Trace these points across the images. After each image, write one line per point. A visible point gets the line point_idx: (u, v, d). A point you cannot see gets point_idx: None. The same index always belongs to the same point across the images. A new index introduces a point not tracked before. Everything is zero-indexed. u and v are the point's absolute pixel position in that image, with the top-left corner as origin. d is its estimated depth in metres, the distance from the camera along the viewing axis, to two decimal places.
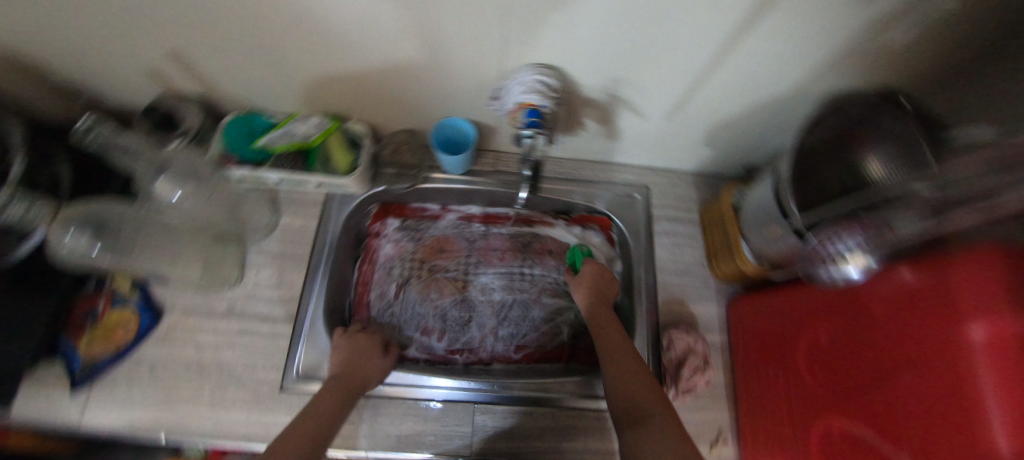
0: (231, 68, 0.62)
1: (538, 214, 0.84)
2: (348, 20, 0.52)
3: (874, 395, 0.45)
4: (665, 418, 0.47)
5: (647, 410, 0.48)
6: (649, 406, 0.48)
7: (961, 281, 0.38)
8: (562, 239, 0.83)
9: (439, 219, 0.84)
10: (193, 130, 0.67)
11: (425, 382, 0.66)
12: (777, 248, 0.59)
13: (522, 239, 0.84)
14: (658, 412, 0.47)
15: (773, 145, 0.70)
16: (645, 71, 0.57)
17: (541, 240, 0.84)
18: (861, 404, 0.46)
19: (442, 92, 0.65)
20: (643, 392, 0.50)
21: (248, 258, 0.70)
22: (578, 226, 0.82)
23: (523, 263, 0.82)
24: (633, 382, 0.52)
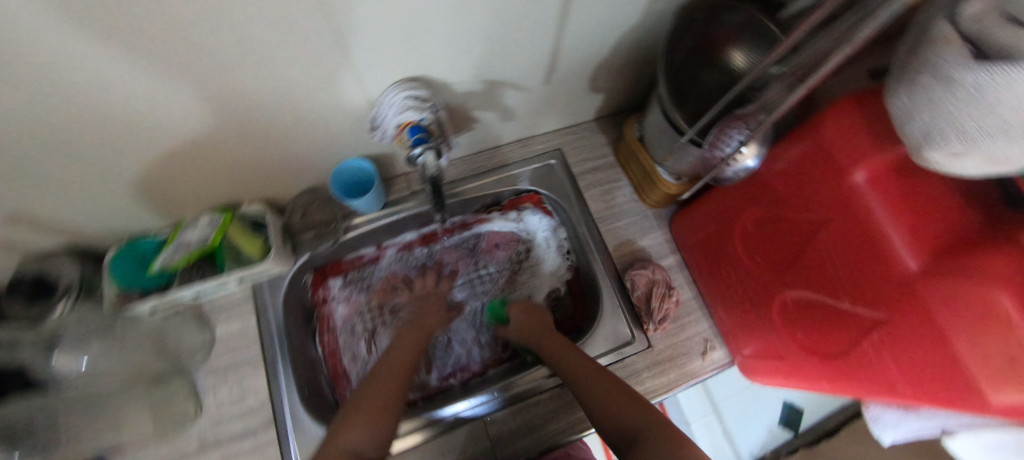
0: (86, 203, 0.56)
1: (472, 215, 0.85)
2: (184, 109, 0.48)
3: (800, 262, 0.50)
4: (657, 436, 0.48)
5: (635, 429, 0.50)
6: (635, 428, 0.50)
7: (833, 137, 0.44)
8: (504, 229, 0.86)
9: (379, 260, 0.83)
10: (75, 283, 0.60)
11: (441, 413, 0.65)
12: (686, 161, 0.63)
13: (467, 243, 0.87)
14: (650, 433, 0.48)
15: (650, 68, 0.73)
16: (506, 49, 0.57)
17: (484, 239, 0.87)
18: (793, 273, 0.51)
19: (321, 142, 0.62)
20: (628, 415, 0.51)
21: (198, 383, 0.64)
22: (513, 211, 0.84)
23: (477, 267, 0.86)
24: (614, 408, 0.53)
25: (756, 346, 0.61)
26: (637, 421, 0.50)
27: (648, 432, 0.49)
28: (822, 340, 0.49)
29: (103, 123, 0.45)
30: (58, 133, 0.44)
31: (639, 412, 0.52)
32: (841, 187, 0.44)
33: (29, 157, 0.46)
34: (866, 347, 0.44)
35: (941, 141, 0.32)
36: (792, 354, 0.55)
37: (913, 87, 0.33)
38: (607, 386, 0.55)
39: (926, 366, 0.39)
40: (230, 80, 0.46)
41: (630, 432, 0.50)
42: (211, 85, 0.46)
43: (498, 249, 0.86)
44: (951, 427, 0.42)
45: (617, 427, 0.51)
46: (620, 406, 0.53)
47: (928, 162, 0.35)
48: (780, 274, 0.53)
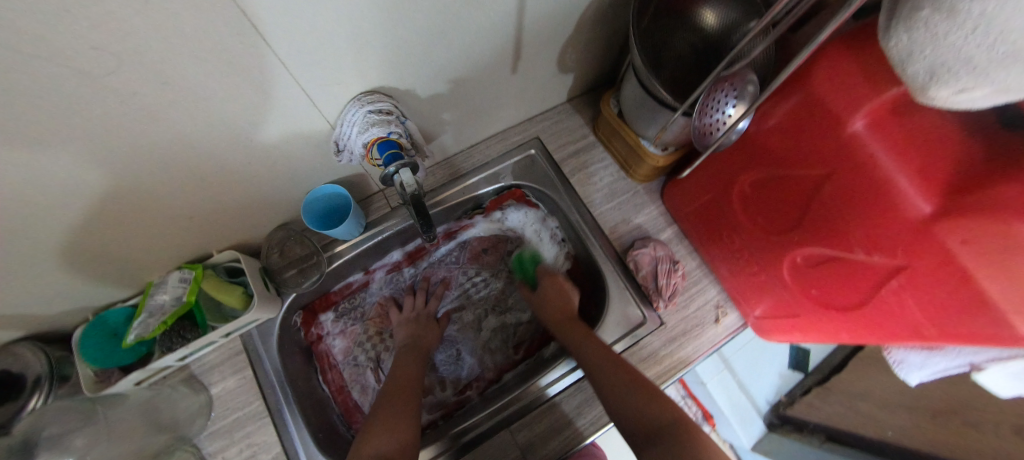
0: (37, 286, 0.51)
1: (455, 223, 0.82)
2: (119, 163, 0.42)
3: (808, 218, 0.48)
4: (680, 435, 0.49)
5: (656, 424, 0.50)
6: (659, 423, 0.50)
7: (824, 86, 0.42)
8: (487, 233, 0.84)
9: (369, 285, 0.81)
10: (44, 373, 0.55)
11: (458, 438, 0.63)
12: (672, 133, 0.59)
13: (453, 255, 0.85)
14: (673, 429, 0.49)
15: (617, 40, 0.70)
16: (467, 44, 0.52)
17: (472, 245, 0.85)
18: (802, 230, 0.49)
19: (285, 174, 0.57)
20: (648, 410, 0.51)
21: (203, 449, 0.59)
22: (497, 211, 0.81)
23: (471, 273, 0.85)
24: (631, 401, 0.52)
25: (770, 307, 0.60)
26: (657, 417, 0.50)
27: (672, 430, 0.49)
28: (839, 293, 0.48)
29: (27, 193, 0.40)
30: None
31: (658, 405, 0.52)
32: (839, 137, 0.42)
33: None
34: (886, 295, 0.43)
35: (950, 76, 0.30)
36: (808, 311, 0.54)
37: (912, 22, 0.30)
38: (626, 380, 0.55)
39: (952, 307, 0.38)
40: (165, 122, 0.41)
41: (652, 428, 0.50)
42: (144, 130, 0.40)
43: (485, 254, 0.85)
44: (976, 361, 0.42)
45: (637, 423, 0.50)
46: (640, 398, 0.52)
47: (933, 99, 0.33)
48: (784, 234, 0.52)
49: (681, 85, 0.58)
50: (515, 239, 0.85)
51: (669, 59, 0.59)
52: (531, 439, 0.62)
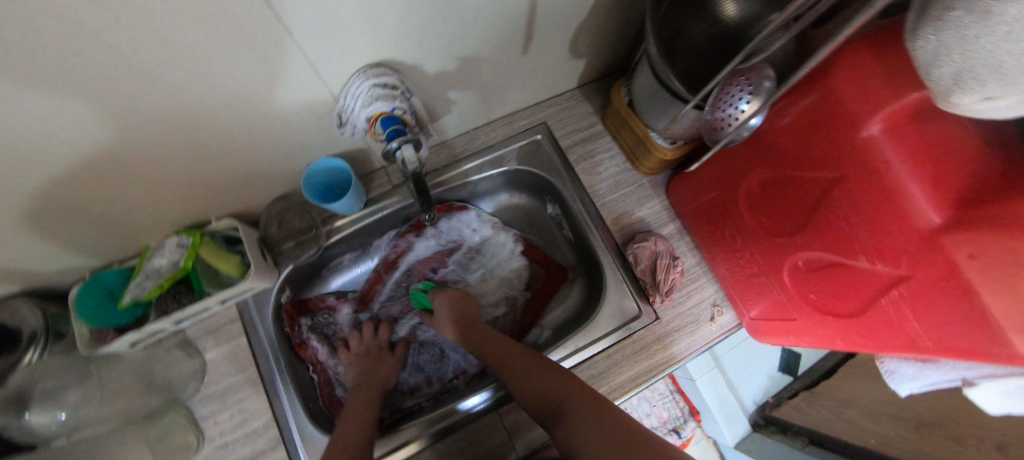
0: (34, 243, 0.51)
1: (390, 250, 0.79)
2: (116, 123, 0.42)
3: (824, 222, 0.46)
4: (577, 404, 0.52)
5: (557, 400, 0.53)
6: (557, 398, 0.53)
7: (840, 86, 0.40)
8: (430, 252, 0.80)
9: (339, 308, 0.78)
10: (42, 327, 0.56)
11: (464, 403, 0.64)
12: (682, 125, 0.58)
13: (403, 286, 0.80)
14: (571, 402, 0.52)
15: (633, 26, 0.68)
16: (478, 20, 0.51)
17: (417, 264, 0.80)
18: (818, 236, 0.47)
19: (284, 145, 0.57)
20: (544, 389, 0.54)
21: (196, 411, 0.60)
22: (428, 228, 0.78)
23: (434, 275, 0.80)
24: (535, 383, 0.55)
25: (768, 310, 0.60)
26: (561, 391, 0.53)
27: (569, 398, 0.52)
28: (841, 300, 0.48)
29: (24, 147, 0.39)
30: None
31: (554, 380, 0.54)
32: (854, 140, 0.40)
33: None
34: (885, 305, 0.43)
35: (975, 83, 0.29)
36: (805, 316, 0.53)
37: (942, 23, 0.29)
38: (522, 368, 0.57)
39: (954, 320, 0.38)
40: (163, 83, 0.40)
41: (551, 402, 0.53)
42: (142, 90, 0.40)
43: (437, 272, 0.80)
44: (968, 376, 0.42)
45: (540, 400, 0.54)
46: (539, 376, 0.55)
47: (956, 105, 0.32)
48: (787, 236, 0.51)
49: (696, 76, 0.57)
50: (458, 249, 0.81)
51: (685, 47, 0.57)
52: (517, 420, 0.62)
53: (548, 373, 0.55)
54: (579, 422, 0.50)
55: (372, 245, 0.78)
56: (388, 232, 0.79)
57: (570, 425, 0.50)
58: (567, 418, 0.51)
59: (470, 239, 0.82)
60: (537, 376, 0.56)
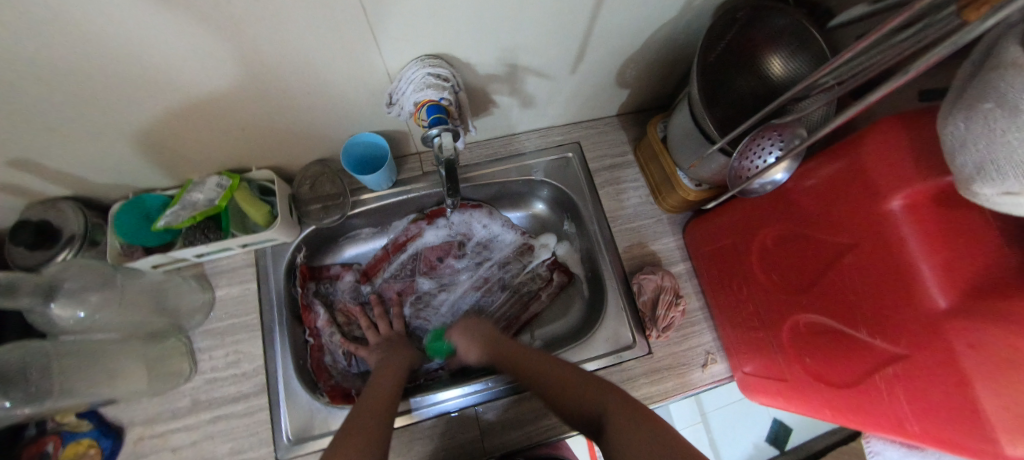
0: (95, 155, 0.56)
1: (402, 233, 0.80)
2: (194, 67, 0.46)
3: (836, 287, 0.46)
4: (621, 420, 0.48)
5: (600, 413, 0.50)
6: (600, 413, 0.50)
7: (872, 156, 0.41)
8: (439, 240, 0.82)
9: (340, 279, 0.79)
10: (79, 233, 0.59)
11: (439, 399, 0.64)
12: (709, 169, 0.60)
13: (408, 267, 0.81)
14: (613, 419, 0.48)
15: (683, 66, 0.70)
16: (535, 32, 0.54)
17: (424, 252, 0.81)
18: (828, 302, 0.47)
19: (336, 114, 0.61)
20: (590, 401, 0.52)
21: (195, 343, 0.65)
22: (442, 218, 0.80)
23: (441, 263, 0.81)
24: (577, 399, 0.53)
25: (761, 365, 0.59)
26: (602, 403, 0.51)
27: (611, 408, 0.50)
28: (834, 367, 0.48)
29: (116, 74, 0.44)
30: (68, 81, 0.44)
31: (597, 399, 0.52)
32: (875, 211, 0.41)
33: (33, 101, 0.45)
34: (878, 381, 0.43)
35: (996, 175, 0.30)
36: (796, 379, 0.53)
37: (973, 113, 0.30)
38: (570, 377, 0.56)
39: (941, 410, 0.38)
40: (247, 39, 0.44)
41: (595, 415, 0.51)
42: (225, 44, 0.44)
43: (443, 262, 0.81)
44: None
45: (585, 412, 0.52)
46: (585, 391, 0.54)
47: (977, 195, 0.33)
48: (794, 294, 0.51)
49: (730, 125, 0.59)
50: (466, 244, 0.83)
51: (726, 96, 0.59)
52: (493, 420, 0.64)
53: (594, 388, 0.53)
54: (619, 432, 0.46)
55: (372, 228, 0.81)
56: (401, 218, 0.81)
57: (612, 435, 0.46)
58: (610, 429, 0.47)
59: (480, 234, 0.83)
60: (582, 387, 0.54)
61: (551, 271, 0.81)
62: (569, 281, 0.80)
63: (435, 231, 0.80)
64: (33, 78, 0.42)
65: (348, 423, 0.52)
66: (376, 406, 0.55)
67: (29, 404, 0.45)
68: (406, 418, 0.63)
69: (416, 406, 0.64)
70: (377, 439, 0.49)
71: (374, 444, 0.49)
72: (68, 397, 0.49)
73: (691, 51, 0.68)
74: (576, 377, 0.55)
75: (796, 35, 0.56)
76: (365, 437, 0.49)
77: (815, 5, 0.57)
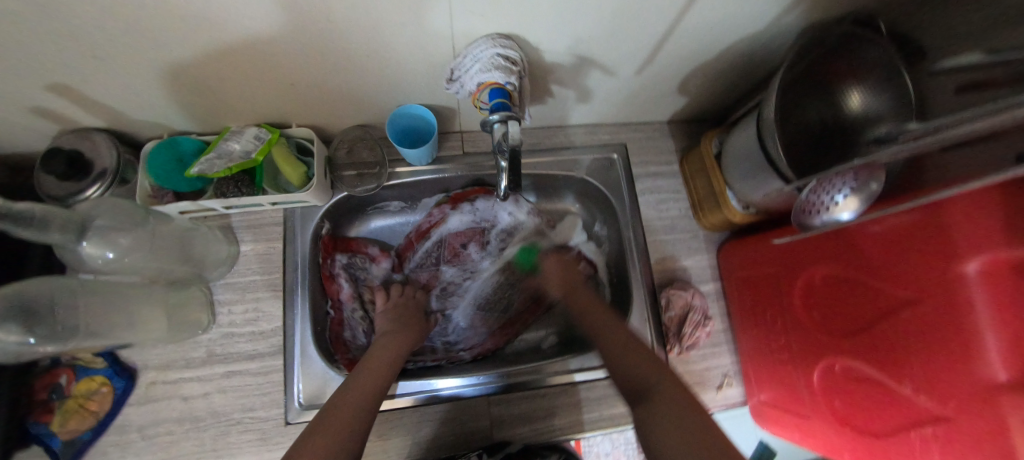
0: (138, 90, 0.54)
1: (426, 219, 0.77)
2: (239, 11, 0.42)
3: (886, 338, 0.45)
4: (671, 392, 0.46)
5: (647, 386, 0.49)
6: (646, 382, 0.49)
7: (956, 216, 0.39)
8: (462, 226, 0.78)
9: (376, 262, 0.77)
10: (111, 169, 0.57)
11: (433, 386, 0.64)
12: (763, 194, 0.58)
13: (433, 255, 0.78)
14: (661, 389, 0.47)
15: (749, 82, 0.67)
16: (614, 26, 0.50)
17: (449, 238, 0.78)
18: (875, 352, 0.46)
19: (389, 81, 0.58)
20: (642, 372, 0.50)
21: (215, 296, 0.64)
22: (467, 203, 0.76)
23: (464, 248, 0.78)
24: (632, 365, 0.52)
25: (782, 399, 0.60)
26: (652, 378, 0.49)
27: (660, 386, 0.47)
28: (868, 417, 0.47)
29: (178, 13, 0.42)
30: (122, 15, 0.41)
31: (648, 367, 0.51)
32: (946, 272, 0.39)
33: (84, 30, 0.42)
34: (913, 439, 0.42)
35: None
36: (820, 419, 0.54)
37: None
38: (633, 348, 0.54)
39: None
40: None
41: (639, 389, 0.49)
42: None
43: (466, 249, 0.78)
44: None
45: (631, 387, 0.50)
46: (636, 361, 0.52)
47: None
48: (836, 337, 0.50)
49: (796, 152, 0.56)
50: (491, 232, 0.79)
51: (794, 120, 0.57)
52: (503, 414, 0.64)
53: (649, 358, 0.52)
54: (665, 408, 0.44)
55: (401, 202, 0.79)
56: (432, 195, 0.79)
57: (654, 408, 0.45)
58: (651, 403, 0.46)
59: (504, 222, 0.79)
60: (641, 358, 0.52)
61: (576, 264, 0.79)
62: (593, 276, 0.78)
63: (460, 216, 0.77)
64: (89, 7, 0.40)
65: (342, 390, 0.51)
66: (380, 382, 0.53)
67: (52, 342, 0.43)
68: (400, 401, 0.63)
69: (411, 390, 0.63)
70: (364, 414, 0.48)
71: (359, 419, 0.47)
72: (92, 339, 0.48)
73: (762, 68, 0.65)
74: (630, 349, 0.54)
75: (882, 70, 0.53)
76: (356, 412, 0.48)
77: (908, 40, 0.53)
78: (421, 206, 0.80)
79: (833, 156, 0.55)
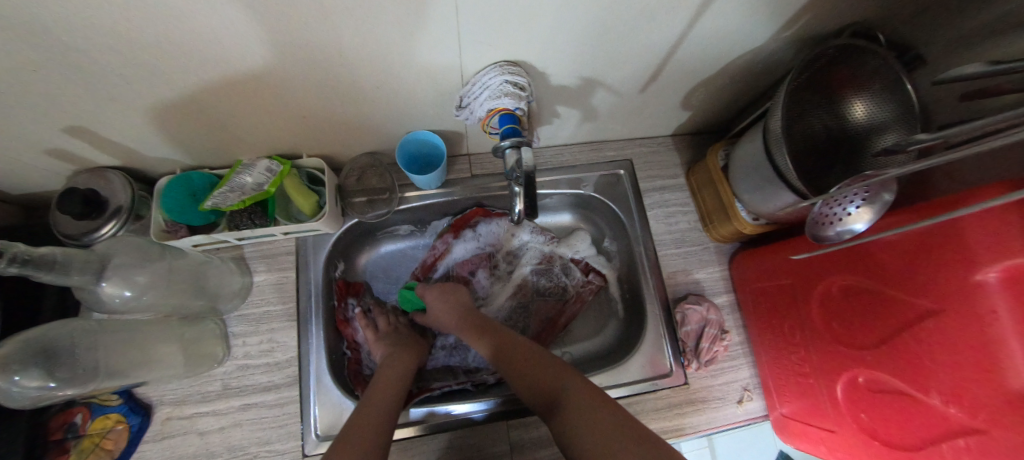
0: (153, 129, 0.55)
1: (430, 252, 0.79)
2: (254, 52, 0.43)
3: (908, 350, 0.44)
4: (575, 400, 0.49)
5: (555, 393, 0.51)
6: (553, 393, 0.51)
7: (972, 225, 0.39)
8: (468, 252, 0.80)
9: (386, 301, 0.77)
10: (126, 206, 0.58)
11: (449, 409, 0.64)
12: (773, 206, 0.59)
13: None
14: (571, 401, 0.49)
15: (751, 95, 0.68)
16: (617, 49, 0.52)
17: (457, 264, 0.80)
18: (899, 364, 0.45)
19: (398, 110, 0.59)
20: (543, 386, 0.53)
21: (229, 328, 0.64)
22: (468, 229, 0.78)
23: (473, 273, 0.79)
24: (532, 378, 0.54)
25: (805, 411, 0.59)
26: (561, 385, 0.52)
27: (571, 391, 0.50)
28: (897, 430, 0.46)
29: (196, 56, 0.43)
30: (140, 60, 0.42)
31: (551, 375, 0.53)
32: (965, 280, 0.39)
33: (103, 76, 0.44)
34: (945, 450, 0.42)
35: None
36: (846, 432, 0.53)
37: None
38: (525, 359, 0.57)
39: None
40: (333, 31, 0.42)
41: (549, 398, 0.52)
42: (304, 33, 0.42)
43: (476, 274, 0.79)
44: None
45: (540, 396, 0.53)
46: (537, 372, 0.55)
47: None
48: (858, 349, 0.50)
49: (804, 163, 0.56)
50: (498, 254, 0.81)
51: (801, 134, 0.57)
52: (523, 438, 0.63)
53: (550, 369, 0.54)
54: (579, 416, 0.47)
55: (410, 226, 0.79)
56: (439, 218, 0.79)
57: (567, 419, 0.48)
58: (565, 412, 0.49)
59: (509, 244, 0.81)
60: (540, 369, 0.55)
61: (586, 277, 0.78)
62: (603, 288, 0.78)
63: (464, 242, 0.79)
64: (111, 54, 0.41)
65: (354, 418, 0.51)
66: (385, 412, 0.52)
67: (72, 385, 0.43)
68: (416, 425, 0.63)
69: (426, 414, 0.63)
70: (373, 439, 0.47)
71: (369, 443, 0.47)
72: (110, 379, 0.48)
73: (764, 81, 0.66)
74: (528, 360, 0.56)
75: (883, 79, 0.53)
76: (367, 441, 0.47)
77: (906, 49, 0.54)
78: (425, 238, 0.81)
79: (839, 166, 0.57)
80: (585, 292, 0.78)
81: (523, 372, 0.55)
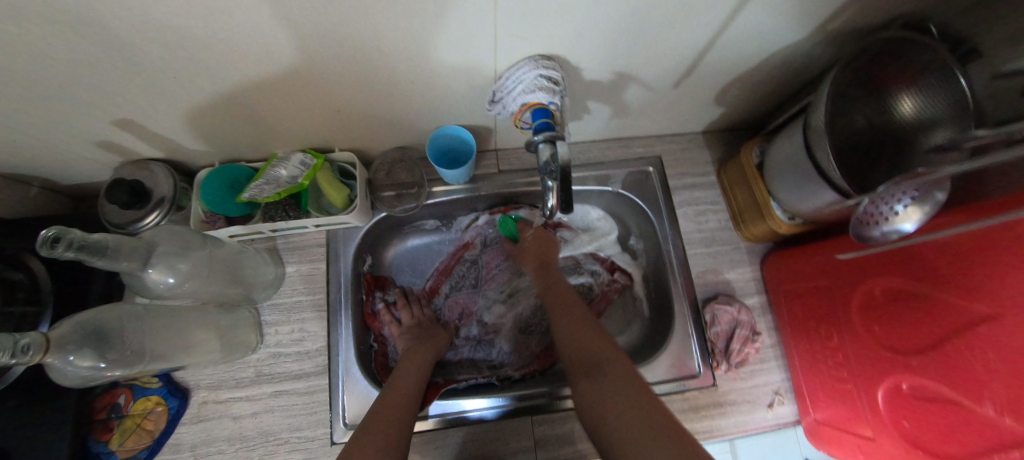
0: (194, 123, 0.56)
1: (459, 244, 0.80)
2: (296, 49, 0.44)
3: (954, 358, 0.42)
4: (619, 371, 0.51)
5: (598, 362, 0.53)
6: (600, 361, 0.53)
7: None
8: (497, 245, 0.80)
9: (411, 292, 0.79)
10: (168, 196, 0.60)
11: (463, 408, 0.64)
12: (812, 205, 0.57)
13: (469, 278, 0.80)
14: (609, 370, 0.51)
15: (789, 90, 0.66)
16: (654, 43, 0.51)
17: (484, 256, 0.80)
18: (946, 372, 0.43)
19: (429, 105, 0.59)
20: (594, 350, 0.55)
21: (263, 316, 0.66)
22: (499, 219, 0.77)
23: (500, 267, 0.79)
24: (579, 343, 0.57)
25: (843, 418, 0.57)
26: (603, 358, 0.53)
27: (611, 366, 0.52)
28: (942, 439, 0.44)
29: (241, 52, 0.44)
30: (185, 56, 0.43)
31: (602, 346, 0.55)
32: (1017, 283, 0.37)
33: (151, 71, 0.45)
34: None
35: None
36: (885, 441, 0.51)
37: None
38: (581, 326, 0.59)
39: None
40: (372, 27, 0.42)
41: (591, 363, 0.54)
42: (344, 30, 0.42)
43: (501, 268, 0.79)
44: None
45: (581, 361, 0.55)
46: (582, 340, 0.57)
47: None
48: (900, 354, 0.48)
49: (846, 160, 0.54)
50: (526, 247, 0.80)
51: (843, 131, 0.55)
52: (546, 433, 0.63)
53: (598, 338, 0.56)
54: (614, 385, 0.49)
55: (437, 221, 0.80)
56: (466, 214, 0.80)
57: (602, 387, 0.50)
58: (601, 379, 0.51)
59: None
60: (591, 338, 0.57)
61: (611, 274, 0.78)
62: (629, 286, 0.78)
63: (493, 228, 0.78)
64: (159, 51, 0.42)
65: (378, 406, 0.52)
66: (407, 402, 0.53)
67: (120, 367, 0.45)
68: (432, 423, 0.63)
69: (443, 412, 0.63)
70: (398, 427, 0.49)
71: (399, 432, 0.48)
72: (155, 362, 0.50)
73: (803, 77, 0.64)
74: (581, 329, 0.59)
75: (932, 73, 0.51)
76: (393, 430, 0.48)
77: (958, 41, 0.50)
78: (452, 232, 0.82)
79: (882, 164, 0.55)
80: (612, 289, 0.77)
81: (577, 341, 0.57)
